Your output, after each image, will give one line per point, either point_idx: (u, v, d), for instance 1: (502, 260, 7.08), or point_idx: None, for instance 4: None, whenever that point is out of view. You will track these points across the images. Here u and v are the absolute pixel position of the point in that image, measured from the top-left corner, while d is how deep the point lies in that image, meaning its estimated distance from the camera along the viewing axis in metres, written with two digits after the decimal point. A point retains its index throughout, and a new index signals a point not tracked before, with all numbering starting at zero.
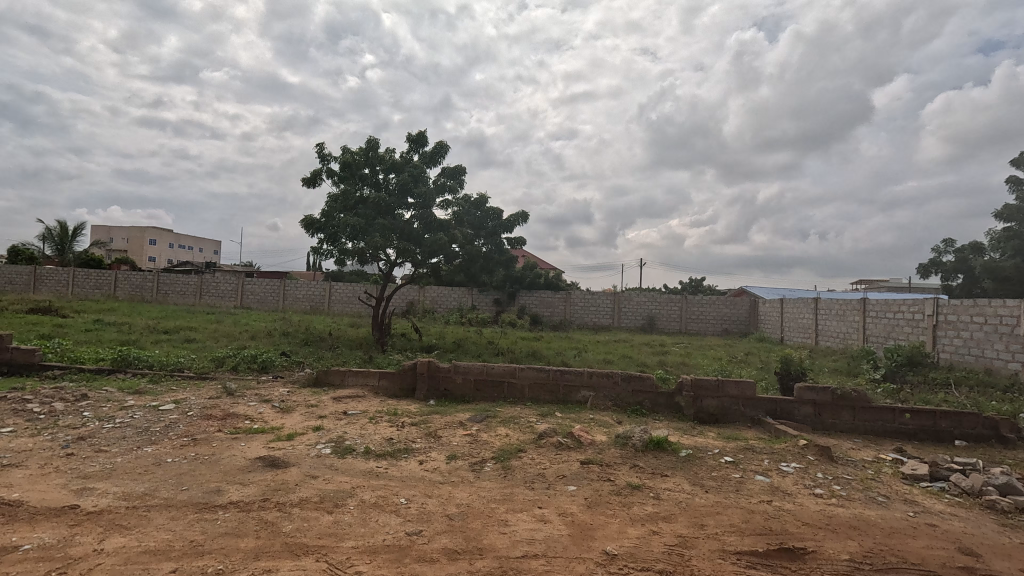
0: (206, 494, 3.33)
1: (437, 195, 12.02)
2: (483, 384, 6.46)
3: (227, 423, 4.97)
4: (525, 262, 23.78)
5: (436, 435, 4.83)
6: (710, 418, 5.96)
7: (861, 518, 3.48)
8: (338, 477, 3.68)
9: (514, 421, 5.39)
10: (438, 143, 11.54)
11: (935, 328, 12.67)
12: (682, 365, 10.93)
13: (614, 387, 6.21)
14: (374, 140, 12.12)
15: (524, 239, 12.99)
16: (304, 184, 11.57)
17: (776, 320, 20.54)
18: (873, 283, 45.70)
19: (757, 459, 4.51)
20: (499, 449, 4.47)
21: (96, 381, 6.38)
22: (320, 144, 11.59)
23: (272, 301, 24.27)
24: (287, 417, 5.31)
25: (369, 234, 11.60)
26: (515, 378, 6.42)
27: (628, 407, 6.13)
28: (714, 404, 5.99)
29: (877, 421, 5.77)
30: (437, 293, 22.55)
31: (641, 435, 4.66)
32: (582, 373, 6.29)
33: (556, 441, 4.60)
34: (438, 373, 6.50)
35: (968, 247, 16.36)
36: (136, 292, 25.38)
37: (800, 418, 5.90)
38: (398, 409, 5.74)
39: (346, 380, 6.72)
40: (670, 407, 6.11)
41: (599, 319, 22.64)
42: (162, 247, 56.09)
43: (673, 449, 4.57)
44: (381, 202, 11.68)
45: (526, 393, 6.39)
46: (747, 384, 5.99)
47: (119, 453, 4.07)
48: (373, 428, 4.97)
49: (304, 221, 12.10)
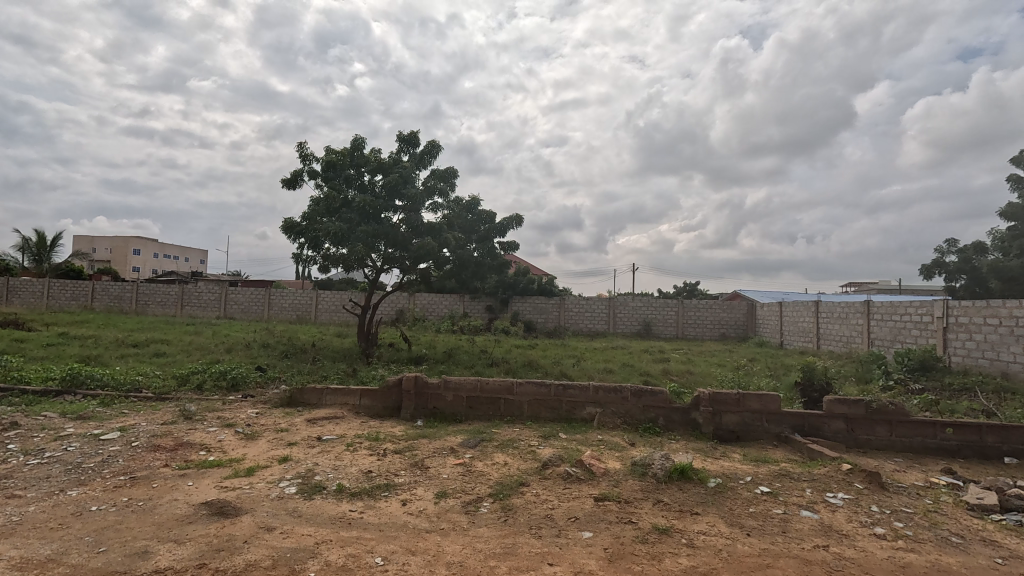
0: (127, 560, 2.62)
1: (427, 197, 11.36)
2: (477, 402, 5.79)
3: (177, 455, 4.25)
4: (518, 267, 23.14)
5: (423, 465, 4.15)
6: (730, 436, 5.37)
7: (941, 568, 2.85)
8: (300, 529, 2.97)
9: (512, 445, 4.73)
10: (430, 143, 10.89)
11: (945, 331, 12.19)
12: (687, 374, 10.31)
13: (623, 403, 5.57)
14: (361, 140, 11.46)
15: (517, 243, 12.34)
16: (283, 186, 10.87)
17: (775, 324, 20.10)
18: (862, 285, 45.89)
19: (797, 489, 3.88)
20: (497, 483, 3.80)
21: (36, 405, 5.61)
22: (302, 143, 10.89)
23: (257, 310, 23.41)
24: (250, 446, 4.58)
25: (353, 239, 10.86)
26: (512, 395, 5.75)
27: (640, 425, 5.49)
28: (734, 420, 5.39)
29: (915, 437, 5.18)
30: (428, 300, 21.91)
31: (662, 462, 4.01)
32: (588, 388, 5.64)
33: (564, 471, 3.94)
34: (426, 390, 5.82)
35: (971, 247, 16.04)
36: (114, 303, 24.37)
37: (831, 434, 5.29)
38: (380, 433, 5.05)
39: (324, 398, 6.02)
40: (686, 424, 5.48)
41: (595, 325, 22.04)
42: (147, 257, 54.85)
43: (700, 478, 3.92)
44: (366, 205, 10.99)
45: (526, 411, 5.73)
46: (770, 398, 5.38)
47: (33, 500, 3.32)
48: (349, 459, 4.28)
49: (283, 225, 11.38)
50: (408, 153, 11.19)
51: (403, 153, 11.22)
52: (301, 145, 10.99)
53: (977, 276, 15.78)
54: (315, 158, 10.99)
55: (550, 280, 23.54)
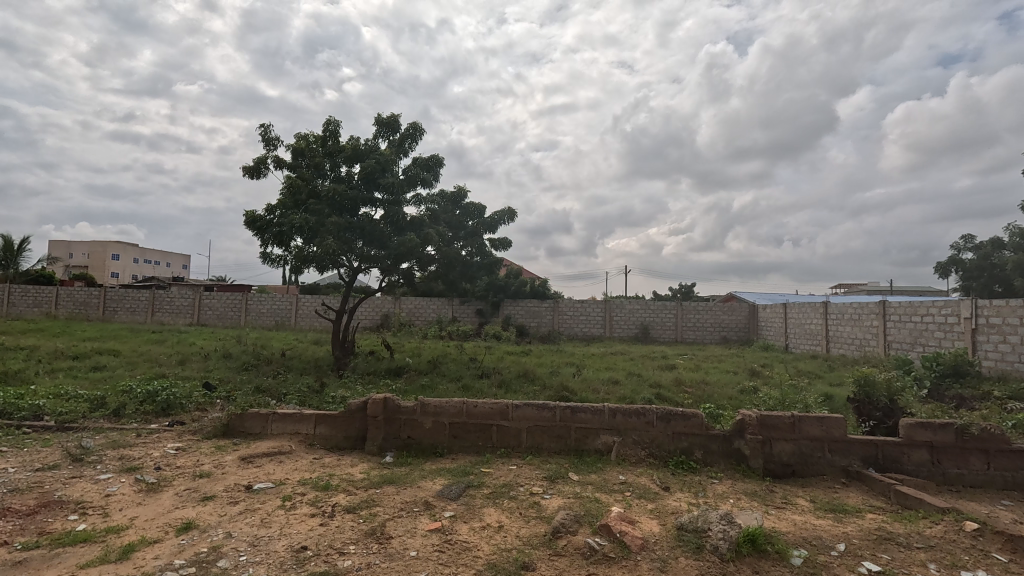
0: None
1: (408, 188, 10.14)
2: (462, 430, 4.58)
3: (30, 524, 2.96)
4: (509, 269, 21.93)
5: (383, 535, 2.91)
6: (785, 471, 4.25)
7: None
8: None
9: (505, 496, 3.52)
10: (412, 125, 9.70)
11: (974, 332, 11.22)
12: (702, 384, 9.15)
13: (647, 431, 4.41)
14: (334, 124, 10.20)
15: (509, 239, 11.13)
16: (244, 175, 9.58)
17: (780, 326, 19.16)
18: (854, 287, 45.69)
19: (915, 565, 2.72)
20: (489, 568, 2.58)
21: None
22: (265, 125, 9.62)
23: (232, 317, 21.97)
24: (147, 504, 3.31)
25: (322, 234, 9.57)
26: (507, 420, 4.55)
27: (670, 458, 4.33)
28: (789, 450, 4.28)
29: (1021, 471, 4.06)
30: (414, 305, 20.64)
31: (722, 525, 2.81)
32: (603, 411, 4.46)
33: (585, 545, 2.75)
34: (399, 416, 4.61)
35: (988, 243, 15.25)
36: (78, 309, 22.79)
37: (913, 468, 4.17)
38: (332, 479, 3.80)
39: (269, 427, 4.78)
40: (727, 456, 4.33)
41: (590, 329, 20.96)
42: (126, 263, 52.77)
43: (778, 550, 2.73)
44: (338, 195, 9.72)
45: (524, 441, 4.53)
46: (834, 422, 4.28)
47: None
48: (281, 525, 3.03)
49: (244, 218, 10.08)
50: (385, 138, 9.96)
51: (381, 138, 9.99)
52: (263, 126, 9.71)
53: (997, 273, 14.96)
54: (281, 142, 9.73)
55: (543, 282, 22.27)
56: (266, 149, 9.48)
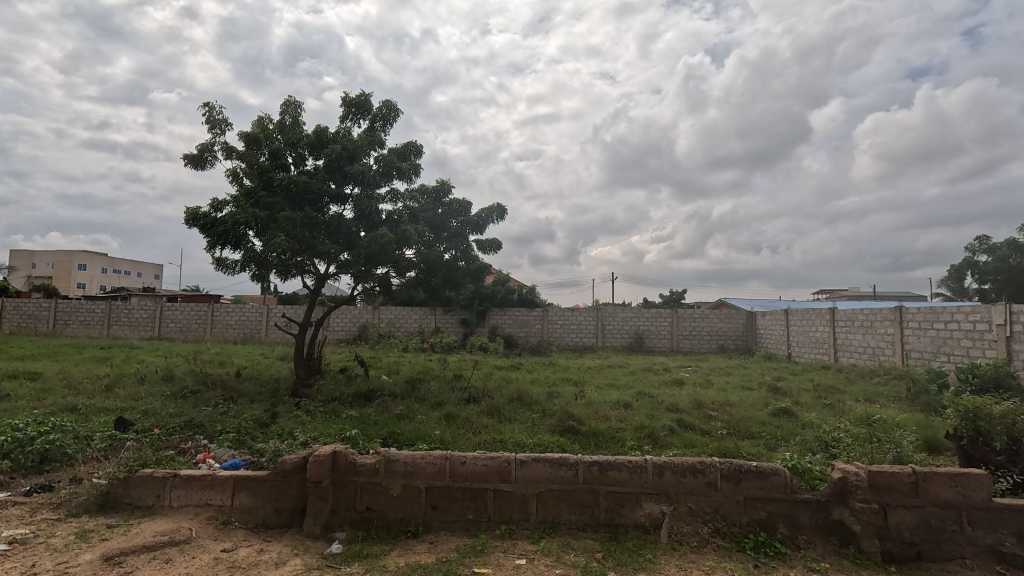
0: None
1: (381, 179, 8.74)
2: (444, 499, 3.21)
3: None
4: (496, 277, 20.52)
5: None
6: (909, 553, 2.97)
7: None
8: None
9: None
10: (384, 105, 8.36)
11: (1009, 341, 10.17)
12: (725, 406, 7.81)
13: (708, 495, 3.11)
14: (294, 106, 8.77)
15: (499, 240, 9.76)
16: (186, 164, 8.07)
17: (781, 334, 18.12)
18: (838, 292, 45.52)
19: None
20: None
21: None
22: (209, 105, 8.14)
23: (197, 329, 20.17)
24: None
25: (278, 233, 8.09)
26: (507, 484, 3.19)
27: (743, 536, 3.02)
28: (911, 522, 3.01)
29: None
30: (394, 314, 19.13)
31: None
32: (645, 468, 3.14)
33: None
34: (353, 479, 3.23)
35: (1006, 245, 14.41)
36: (28, 322, 20.79)
37: None
38: None
39: (167, 497, 3.34)
40: (824, 532, 3.04)
41: (582, 339, 19.70)
42: (93, 273, 49.91)
43: None
44: (297, 187, 8.27)
45: (533, 512, 3.18)
46: (975, 481, 3.00)
47: None
48: None
49: (187, 217, 8.57)
50: (352, 121, 8.60)
51: (346, 120, 8.61)
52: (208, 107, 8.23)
53: (1014, 277, 14.07)
54: (229, 126, 8.26)
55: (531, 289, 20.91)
56: (211, 133, 8.00)
